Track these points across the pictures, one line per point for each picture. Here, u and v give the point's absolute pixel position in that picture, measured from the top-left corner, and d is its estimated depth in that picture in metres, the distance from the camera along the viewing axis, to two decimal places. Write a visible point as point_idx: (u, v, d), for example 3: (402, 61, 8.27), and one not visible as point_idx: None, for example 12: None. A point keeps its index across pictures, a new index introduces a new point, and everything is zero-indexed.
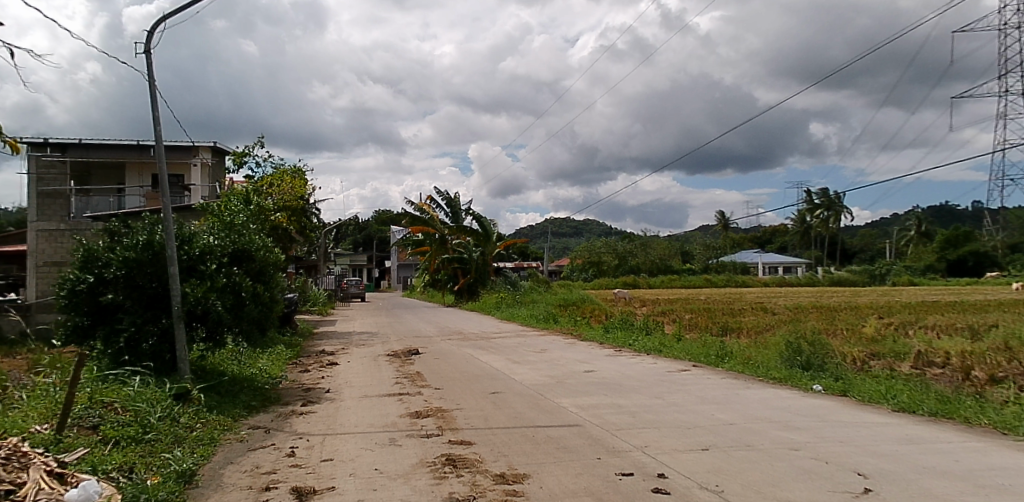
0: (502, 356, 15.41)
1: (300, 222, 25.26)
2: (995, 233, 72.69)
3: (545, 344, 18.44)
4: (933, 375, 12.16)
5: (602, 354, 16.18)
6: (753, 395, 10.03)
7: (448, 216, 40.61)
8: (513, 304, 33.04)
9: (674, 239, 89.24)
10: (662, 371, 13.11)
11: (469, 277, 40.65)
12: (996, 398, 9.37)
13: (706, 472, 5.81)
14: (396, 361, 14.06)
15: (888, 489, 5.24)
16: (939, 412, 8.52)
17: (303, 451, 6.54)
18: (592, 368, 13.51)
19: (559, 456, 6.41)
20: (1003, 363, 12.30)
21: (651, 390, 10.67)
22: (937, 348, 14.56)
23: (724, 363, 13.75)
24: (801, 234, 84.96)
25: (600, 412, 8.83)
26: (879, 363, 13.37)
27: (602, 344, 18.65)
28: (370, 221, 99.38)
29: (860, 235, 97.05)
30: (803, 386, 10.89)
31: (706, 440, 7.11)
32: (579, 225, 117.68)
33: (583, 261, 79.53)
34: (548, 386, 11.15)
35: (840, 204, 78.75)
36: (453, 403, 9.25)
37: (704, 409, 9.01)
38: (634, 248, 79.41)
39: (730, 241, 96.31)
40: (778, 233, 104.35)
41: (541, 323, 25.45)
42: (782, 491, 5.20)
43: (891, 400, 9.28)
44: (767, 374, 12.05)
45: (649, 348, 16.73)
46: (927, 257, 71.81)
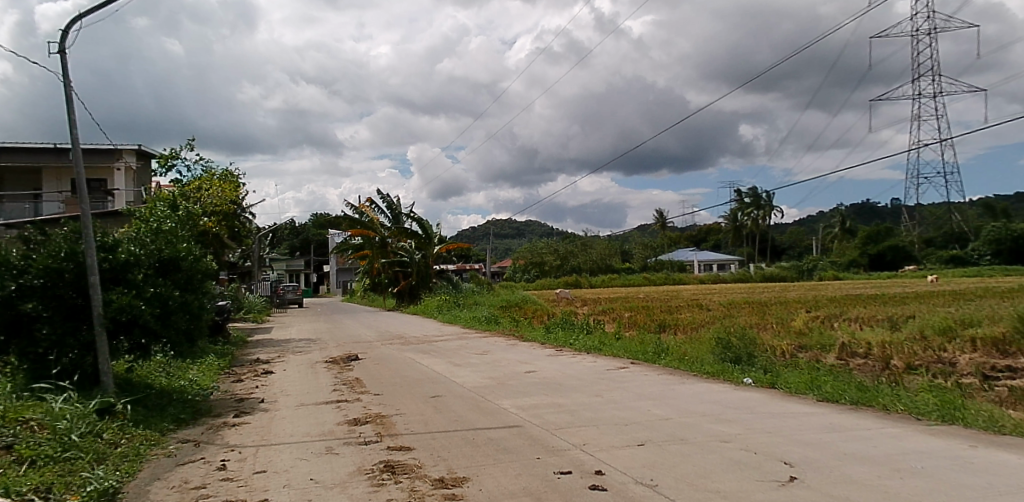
0: (443, 359, 15.36)
1: (232, 227, 24.54)
2: (912, 229, 76.71)
3: (486, 346, 18.43)
4: (855, 365, 12.80)
5: (543, 354, 16.32)
6: (687, 390, 10.34)
7: (389, 218, 40.31)
8: (454, 307, 32.96)
9: (614, 239, 90.89)
10: (602, 369, 13.34)
11: (411, 280, 40.32)
12: (912, 387, 9.94)
13: (642, 467, 5.94)
14: (335, 367, 13.84)
15: (811, 476, 5.47)
16: (860, 400, 8.96)
17: (236, 464, 6.36)
18: (533, 369, 13.60)
19: (498, 458, 6.44)
20: (918, 353, 13.07)
21: (590, 389, 10.83)
22: (858, 339, 15.33)
23: (661, 360, 14.08)
24: (734, 232, 87.87)
25: (540, 411, 8.89)
26: (806, 355, 13.95)
27: (543, 344, 18.83)
28: (308, 225, 97.38)
29: (790, 231, 100.93)
30: (734, 380, 11.26)
31: (641, 435, 7.27)
32: (521, 226, 118.36)
33: (525, 262, 80.11)
34: (489, 388, 11.19)
35: (770, 203, 81.83)
36: (393, 408, 9.17)
37: (640, 405, 9.23)
38: (575, 249, 80.37)
39: (668, 240, 98.61)
40: (712, 232, 107.57)
41: (483, 325, 25.44)
42: (714, 483, 5.36)
43: (815, 391, 9.69)
44: (701, 369, 12.41)
45: (589, 347, 16.96)
46: (851, 253, 75.34)
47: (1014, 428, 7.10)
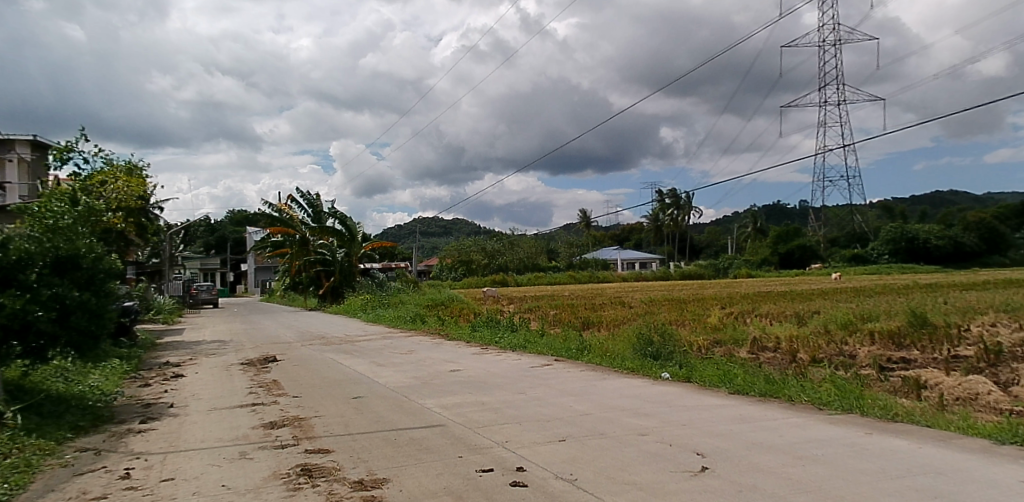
0: (365, 359, 15.13)
1: (139, 224, 23.30)
2: (818, 229, 81.18)
3: (410, 346, 18.20)
4: (765, 358, 13.43)
5: (468, 353, 16.28)
6: (608, 386, 10.57)
7: (310, 216, 39.19)
8: (378, 306, 32.49)
9: (540, 238, 91.93)
10: (526, 366, 13.45)
11: (333, 279, 39.34)
12: (815, 378, 10.52)
13: (562, 462, 6.03)
14: (251, 369, 13.36)
15: (722, 466, 5.69)
16: (768, 392, 9.40)
17: (141, 472, 6.04)
18: (457, 367, 13.54)
19: (420, 457, 6.39)
20: (822, 346, 13.86)
21: (513, 386, 10.90)
22: (768, 333, 16.12)
23: (583, 356, 14.33)
24: (655, 232, 90.54)
25: (463, 410, 8.87)
26: (720, 349, 14.52)
27: (468, 342, 18.80)
28: (225, 222, 93.82)
29: (708, 231, 104.82)
30: (652, 375, 11.59)
31: (562, 431, 7.39)
32: (448, 224, 117.56)
33: (453, 260, 79.63)
34: (411, 387, 11.09)
35: (689, 204, 84.73)
36: (311, 411, 8.95)
37: (562, 401, 9.37)
38: (502, 247, 80.78)
39: (592, 239, 100.24)
40: (635, 231, 110.39)
41: (407, 324, 25.11)
42: (631, 475, 5.50)
43: (728, 383, 10.10)
44: (621, 365, 12.72)
45: (514, 345, 17.07)
46: (763, 251, 78.74)
47: (905, 415, 7.64)
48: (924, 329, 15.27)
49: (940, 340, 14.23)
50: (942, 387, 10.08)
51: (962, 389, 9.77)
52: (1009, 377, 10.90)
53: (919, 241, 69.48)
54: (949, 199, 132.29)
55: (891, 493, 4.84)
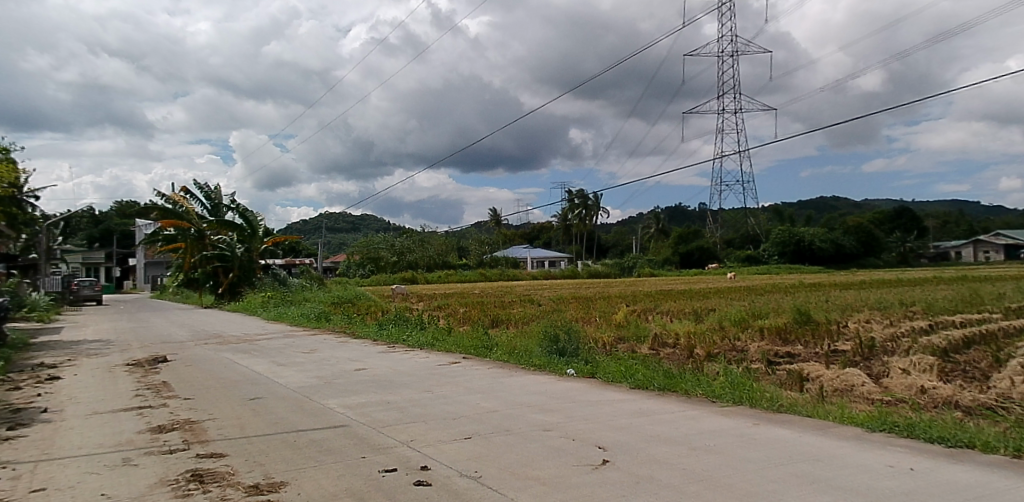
0: (265, 358, 14.55)
1: (9, 213, 21.32)
2: (716, 230, 85.22)
3: (313, 344, 17.64)
4: (665, 354, 13.99)
5: (373, 351, 15.95)
6: (514, 382, 10.66)
7: (207, 209, 37.51)
8: (281, 304, 31.34)
9: (450, 235, 91.58)
10: (434, 364, 13.34)
11: (232, 275, 37.54)
12: (710, 372, 11.05)
13: (467, 460, 6.02)
14: (139, 370, 12.56)
15: (621, 458, 5.86)
16: (666, 386, 9.77)
17: (7, 484, 5.54)
18: (362, 366, 13.25)
19: (319, 459, 6.21)
20: (716, 343, 14.59)
21: (420, 385, 10.77)
22: (668, 329, 16.80)
23: (491, 354, 14.38)
24: (564, 231, 92.22)
25: (367, 410, 8.68)
26: (623, 346, 14.99)
27: (375, 340, 18.47)
28: (111, 213, 87.56)
29: (615, 230, 107.90)
30: (558, 371, 11.78)
31: (467, 429, 7.37)
32: (356, 220, 114.99)
33: (361, 257, 77.95)
34: (314, 387, 10.76)
35: (596, 205, 86.85)
36: (204, 414, 8.49)
37: (470, 398, 9.36)
38: (411, 244, 79.82)
39: (503, 237, 100.78)
40: (544, 230, 112.01)
41: (311, 322, 24.33)
42: (534, 470, 5.57)
43: (629, 379, 10.42)
44: (528, 362, 12.86)
45: (422, 343, 16.92)
46: (665, 251, 81.71)
47: (789, 407, 8.13)
48: (808, 325, 16.38)
49: (821, 335, 15.30)
50: (822, 379, 10.82)
51: (840, 381, 10.51)
52: (880, 369, 11.84)
53: (806, 243, 74.11)
54: (832, 204, 142.21)
55: (775, 480, 5.13)
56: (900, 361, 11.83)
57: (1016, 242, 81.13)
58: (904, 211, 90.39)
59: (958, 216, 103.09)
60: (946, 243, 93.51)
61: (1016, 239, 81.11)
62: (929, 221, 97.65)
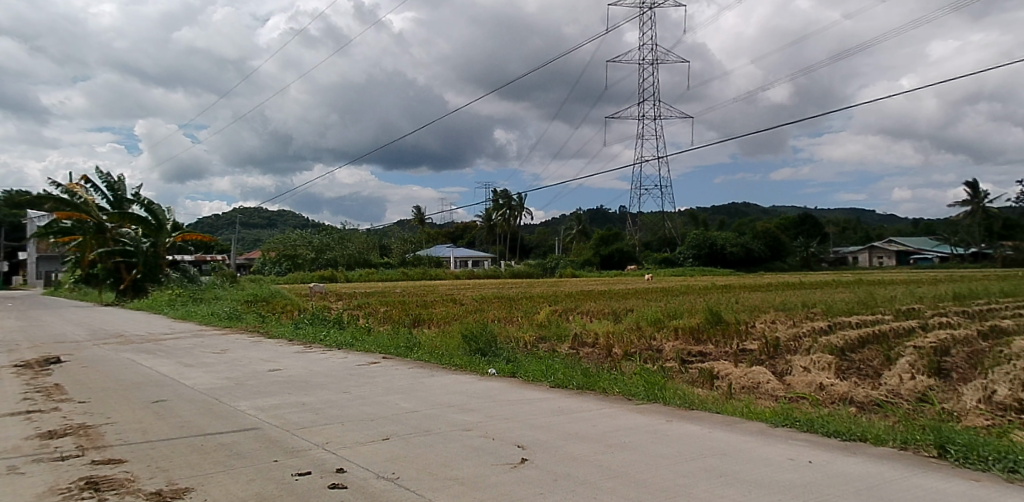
0: (172, 359, 13.86)
1: None
2: (635, 232, 87.50)
3: (224, 344, 16.91)
4: (584, 353, 14.26)
5: (289, 351, 15.45)
6: (435, 382, 10.59)
7: (109, 201, 35.33)
8: (189, 302, 29.90)
9: (371, 233, 90.00)
10: (352, 364, 13.06)
11: (135, 272, 35.47)
12: (626, 371, 11.34)
13: (385, 461, 5.93)
14: (28, 372, 11.67)
15: (540, 457, 5.92)
16: (585, 384, 9.96)
17: None
18: (277, 367, 12.83)
19: (229, 463, 5.97)
20: (634, 342, 15.00)
21: (337, 385, 10.51)
22: (587, 329, 17.15)
23: (412, 353, 14.22)
24: (487, 230, 92.28)
25: (281, 412, 8.41)
26: (544, 345, 15.16)
27: (291, 340, 17.90)
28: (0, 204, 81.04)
29: (538, 232, 109.03)
30: (479, 371, 11.77)
31: (385, 429, 7.26)
32: (273, 216, 111.04)
33: (277, 254, 75.50)
34: (223, 388, 10.33)
35: (520, 205, 87.46)
36: (102, 417, 7.99)
37: (389, 399, 9.22)
38: (331, 242, 77.86)
39: (426, 236, 99.89)
40: (468, 229, 111.83)
41: (222, 321, 23.31)
42: (453, 470, 5.53)
43: (549, 378, 10.54)
44: (450, 361, 12.80)
45: (340, 342, 16.54)
46: (586, 253, 83.14)
47: (700, 403, 8.44)
48: (718, 325, 17.10)
49: (730, 334, 15.98)
50: (731, 377, 11.30)
51: (747, 379, 11.02)
52: (784, 367, 12.48)
53: (718, 247, 77.15)
54: (743, 210, 148.93)
55: (686, 474, 5.30)
56: (801, 359, 12.52)
57: (905, 248, 87.37)
58: (807, 218, 95.64)
59: (855, 224, 110.05)
60: (845, 248, 99.65)
61: (905, 246, 87.39)
62: (829, 227, 103.75)
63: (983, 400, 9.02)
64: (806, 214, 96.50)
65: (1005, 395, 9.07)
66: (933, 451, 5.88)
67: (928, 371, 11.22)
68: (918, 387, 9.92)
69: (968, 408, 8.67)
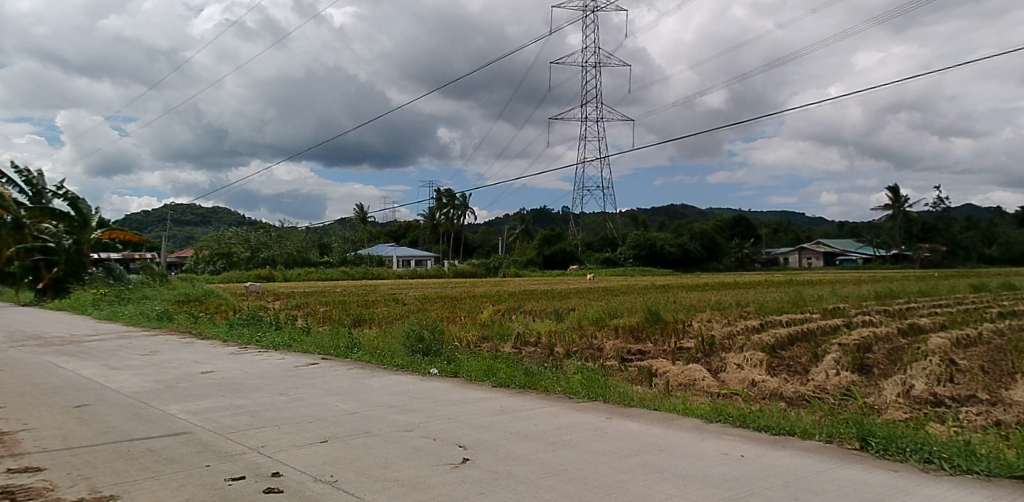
0: (96, 361, 13.22)
1: None
2: (577, 232, 88.49)
3: (152, 346, 16.22)
4: (527, 352, 14.33)
5: (223, 353, 14.94)
6: (375, 383, 10.45)
7: (28, 195, 33.41)
8: (116, 302, 28.58)
9: (311, 232, 88.10)
10: (290, 366, 12.76)
11: (56, 270, 33.71)
12: (568, 369, 11.45)
13: (323, 464, 5.82)
14: None
15: (481, 456, 5.92)
16: (527, 383, 10.01)
17: None
18: (210, 369, 12.39)
19: (158, 469, 5.75)
20: (575, 341, 15.17)
21: (273, 387, 10.25)
22: (529, 329, 17.23)
23: (352, 354, 13.98)
24: (431, 229, 91.66)
25: (215, 415, 8.14)
26: (487, 345, 15.16)
27: (225, 341, 17.34)
28: None
29: (481, 231, 108.99)
30: (421, 371, 11.69)
31: (324, 431, 7.13)
32: (207, 212, 107.16)
33: (211, 252, 72.95)
34: (152, 392, 9.93)
35: (464, 205, 87.18)
36: (19, 424, 7.55)
37: (328, 401, 9.04)
38: (268, 240, 75.83)
39: (367, 235, 98.50)
40: (410, 228, 110.79)
41: (151, 322, 22.38)
42: (393, 472, 5.48)
43: (491, 378, 10.55)
44: (391, 362, 12.64)
45: (277, 343, 16.12)
46: (530, 252, 83.60)
47: (638, 401, 8.61)
48: (657, 323, 17.49)
49: (668, 333, 16.35)
50: (669, 374, 11.58)
51: (683, 376, 11.31)
52: (719, 364, 12.86)
53: (657, 248, 78.79)
54: (681, 211, 152.72)
55: (625, 470, 5.41)
56: (735, 357, 12.93)
57: (832, 250, 91.32)
58: (741, 220, 98.83)
59: (787, 226, 114.33)
60: (777, 249, 103.41)
61: (833, 247, 91.35)
62: (762, 229, 107.49)
63: (901, 394, 9.54)
64: (741, 217, 99.64)
65: (921, 389, 9.60)
66: (857, 444, 6.17)
67: (852, 367, 11.78)
68: (843, 383, 10.39)
69: (888, 402, 9.15)
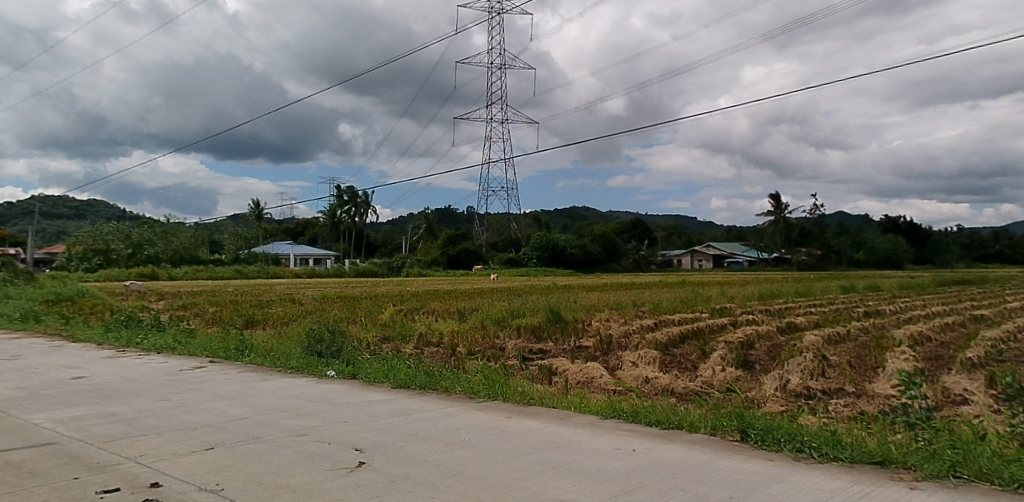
0: None
1: None
2: (481, 233, 88.80)
3: (15, 350, 14.83)
4: (428, 353, 14.23)
5: (98, 357, 13.88)
6: (268, 386, 10.04)
7: None
8: None
9: (200, 228, 83.47)
10: (174, 370, 12.04)
11: None
12: (469, 370, 11.47)
13: (208, 472, 5.53)
14: None
15: (377, 459, 5.80)
16: (427, 384, 9.93)
17: None
18: (81, 374, 11.45)
19: (18, 484, 5.25)
20: (477, 341, 15.21)
21: (155, 393, 9.63)
22: (432, 329, 17.15)
23: (244, 356, 13.38)
24: (331, 228, 89.18)
25: (86, 424, 7.54)
26: (388, 345, 14.92)
27: (102, 344, 16.13)
28: None
29: (384, 230, 107.26)
30: (318, 373, 11.34)
31: (210, 438, 6.76)
32: (82, 205, 99.18)
33: (85, 248, 67.07)
34: (13, 399, 9.09)
35: (366, 203, 85.36)
36: None
37: (215, 406, 8.59)
38: (153, 236, 71.38)
39: (263, 232, 94.56)
40: (310, 226, 107.43)
41: (15, 324, 20.42)
42: (284, 478, 5.28)
43: (391, 379, 10.39)
44: (286, 364, 12.20)
45: (161, 346, 15.16)
46: (434, 252, 83.22)
47: (538, 399, 8.74)
48: (558, 323, 17.86)
49: (568, 332, 16.73)
50: (568, 373, 11.82)
51: (582, 374, 11.61)
52: (615, 362, 13.26)
53: (560, 248, 80.26)
54: (583, 213, 156.95)
55: (521, 468, 5.45)
56: (631, 355, 13.39)
57: (721, 252, 96.57)
58: (639, 222, 102.70)
59: (680, 229, 119.85)
60: (671, 251, 108.20)
61: (721, 250, 96.57)
62: (658, 231, 112.09)
63: (779, 389, 10.22)
64: (638, 220, 103.44)
65: (796, 384, 10.33)
66: (737, 435, 6.54)
67: (736, 363, 12.49)
68: (728, 378, 11.01)
69: (768, 395, 9.79)
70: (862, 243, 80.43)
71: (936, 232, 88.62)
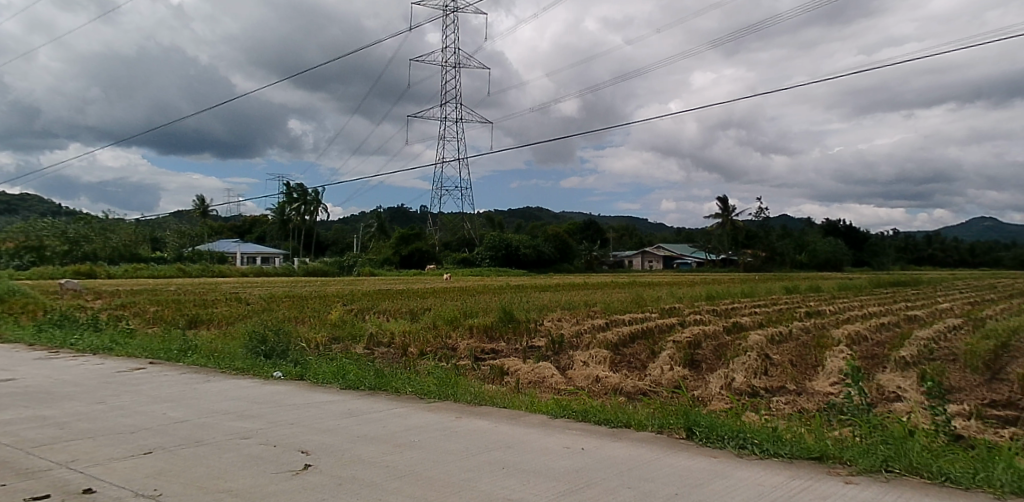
0: None
1: None
2: (434, 232, 88.26)
3: None
4: (379, 353, 14.06)
5: (27, 359, 13.23)
6: (211, 388, 9.76)
7: None
8: None
9: (141, 225, 80.42)
10: (110, 371, 11.58)
11: None
12: (419, 370, 11.37)
13: (146, 477, 5.35)
14: None
15: (324, 461, 5.71)
16: (376, 385, 9.81)
17: None
18: (9, 377, 10.90)
19: None
20: (429, 341, 15.10)
21: (90, 396, 9.25)
22: (382, 329, 16.97)
23: (186, 357, 12.98)
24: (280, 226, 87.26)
25: (14, 428, 7.19)
26: (337, 346, 14.68)
27: (32, 345, 15.39)
28: None
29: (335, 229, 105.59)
30: (263, 374, 11.08)
31: (149, 442, 6.54)
32: (14, 200, 94.50)
33: (15, 245, 62.61)
34: None
35: (317, 201, 83.82)
36: None
37: (154, 409, 8.30)
38: (90, 233, 69.10)
39: (208, 229, 91.85)
40: (258, 223, 104.94)
41: None
42: (227, 482, 5.14)
43: (340, 379, 10.23)
44: (231, 365, 11.88)
45: (97, 347, 14.56)
46: (387, 251, 82.71)
47: (488, 399, 8.73)
48: (510, 323, 17.87)
49: (520, 332, 16.77)
50: (519, 373, 11.85)
51: (533, 373, 11.66)
52: (566, 362, 13.36)
53: (513, 248, 80.41)
54: (535, 213, 157.73)
55: (471, 468, 5.44)
56: (581, 354, 13.51)
57: (671, 253, 98.34)
58: (591, 223, 103.71)
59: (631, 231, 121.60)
60: (622, 252, 109.65)
61: (671, 251, 98.34)
62: (609, 232, 113.49)
63: (724, 387, 10.45)
64: (590, 221, 104.48)
65: (740, 382, 10.59)
66: (682, 433, 6.67)
67: (684, 362, 12.73)
68: (675, 377, 11.21)
69: (713, 394, 10.01)
70: (805, 245, 83.11)
71: (873, 236, 92.24)
